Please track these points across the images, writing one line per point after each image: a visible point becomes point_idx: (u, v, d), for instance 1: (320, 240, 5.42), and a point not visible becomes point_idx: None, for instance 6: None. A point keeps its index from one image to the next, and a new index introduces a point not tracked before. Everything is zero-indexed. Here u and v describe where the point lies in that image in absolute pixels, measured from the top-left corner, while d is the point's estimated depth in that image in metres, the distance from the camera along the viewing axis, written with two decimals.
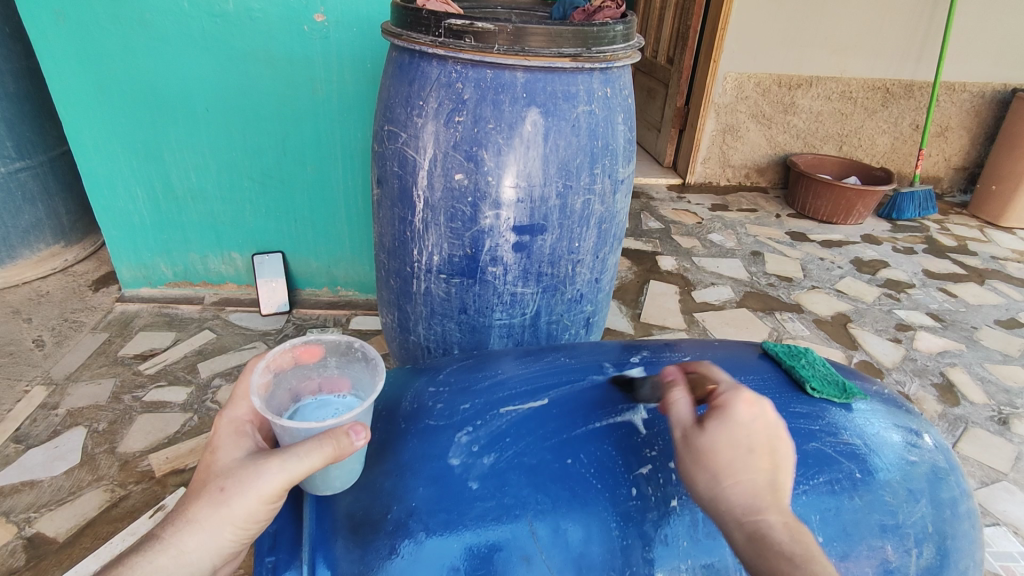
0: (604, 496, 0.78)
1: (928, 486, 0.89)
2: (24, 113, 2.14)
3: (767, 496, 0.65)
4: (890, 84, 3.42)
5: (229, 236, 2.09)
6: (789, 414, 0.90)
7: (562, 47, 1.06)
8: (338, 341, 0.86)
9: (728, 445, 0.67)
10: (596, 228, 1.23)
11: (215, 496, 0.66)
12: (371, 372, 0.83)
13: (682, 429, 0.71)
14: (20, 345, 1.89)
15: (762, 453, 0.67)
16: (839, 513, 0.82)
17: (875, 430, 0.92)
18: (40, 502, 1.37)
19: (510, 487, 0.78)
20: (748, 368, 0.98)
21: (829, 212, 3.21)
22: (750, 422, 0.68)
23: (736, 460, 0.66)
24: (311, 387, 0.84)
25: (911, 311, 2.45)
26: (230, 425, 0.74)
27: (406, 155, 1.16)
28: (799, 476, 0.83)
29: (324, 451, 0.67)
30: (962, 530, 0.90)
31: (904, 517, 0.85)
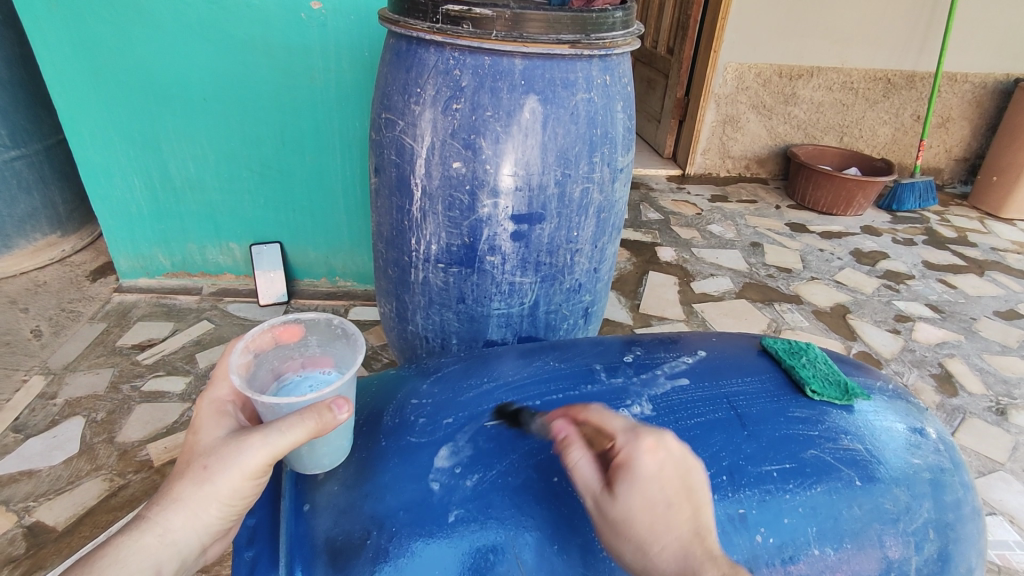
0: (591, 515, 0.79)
1: (931, 491, 0.88)
2: (19, 101, 2.12)
3: (695, 548, 0.64)
4: (892, 74, 3.40)
5: (227, 226, 2.08)
6: (787, 419, 0.90)
7: (561, 33, 1.04)
8: (317, 319, 0.87)
9: (643, 508, 0.65)
10: (594, 218, 1.22)
11: (198, 474, 0.65)
12: (351, 348, 0.85)
13: (593, 497, 0.69)
14: (17, 335, 1.89)
15: (679, 504, 0.66)
16: (838, 522, 0.82)
17: (875, 434, 0.92)
18: (40, 491, 1.37)
19: (494, 509, 0.78)
20: (746, 369, 0.99)
21: (829, 204, 3.21)
22: (656, 473, 0.67)
23: (656, 521, 0.65)
24: (294, 366, 0.85)
25: (910, 302, 2.44)
26: (212, 406, 0.74)
27: (404, 144, 1.15)
28: (797, 486, 0.83)
29: (306, 426, 0.68)
30: (965, 530, 0.90)
31: (904, 525, 0.85)
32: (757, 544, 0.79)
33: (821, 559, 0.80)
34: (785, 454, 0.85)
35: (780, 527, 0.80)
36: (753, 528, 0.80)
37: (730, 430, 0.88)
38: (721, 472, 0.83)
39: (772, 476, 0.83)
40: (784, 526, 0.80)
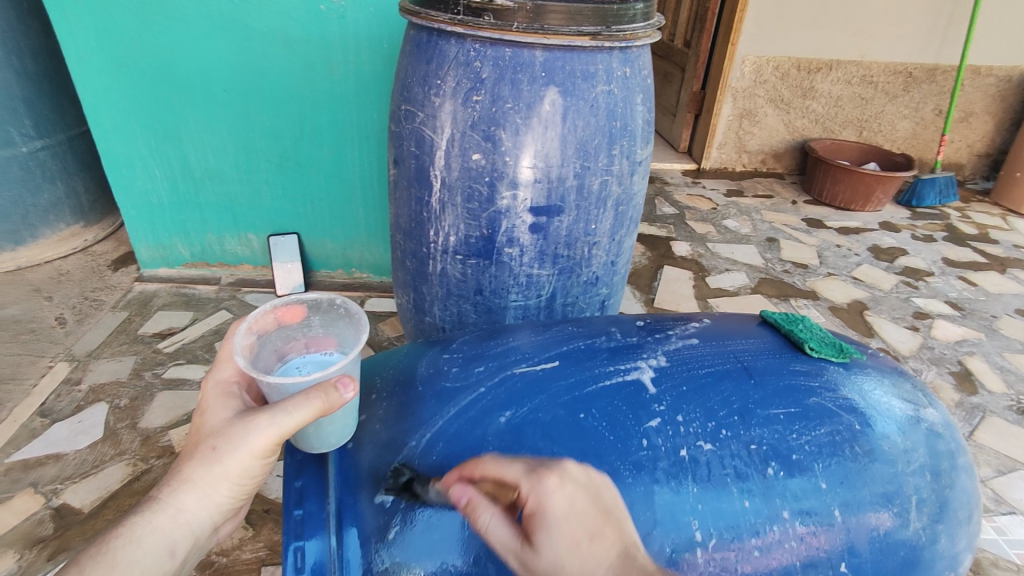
0: (617, 446, 0.81)
1: (927, 439, 0.90)
2: (43, 93, 2.15)
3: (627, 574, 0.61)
4: (913, 68, 3.35)
5: (245, 217, 2.11)
6: (789, 371, 0.92)
7: (582, 25, 1.04)
8: (319, 300, 0.87)
9: (566, 550, 0.62)
10: (612, 211, 1.22)
11: (207, 455, 0.67)
12: (353, 328, 0.85)
13: (515, 555, 0.65)
14: (42, 322, 1.93)
15: (599, 532, 0.63)
16: (841, 461, 0.83)
17: (873, 387, 0.93)
18: (66, 475, 1.41)
19: (527, 440, 0.82)
20: (752, 334, 1.00)
21: (847, 198, 3.17)
22: (568, 509, 0.63)
23: (583, 561, 0.61)
24: (297, 348, 0.85)
25: (929, 299, 2.41)
26: (217, 387, 0.76)
27: (424, 135, 1.16)
28: (801, 428, 0.85)
29: (312, 404, 0.67)
30: (963, 480, 0.91)
31: (904, 466, 0.86)
32: (770, 477, 0.80)
33: (827, 494, 0.81)
34: (789, 400, 0.88)
35: (790, 462, 0.82)
36: (763, 461, 0.81)
37: (738, 378, 0.90)
38: (733, 412, 0.85)
39: (779, 418, 0.85)
40: (791, 461, 0.82)
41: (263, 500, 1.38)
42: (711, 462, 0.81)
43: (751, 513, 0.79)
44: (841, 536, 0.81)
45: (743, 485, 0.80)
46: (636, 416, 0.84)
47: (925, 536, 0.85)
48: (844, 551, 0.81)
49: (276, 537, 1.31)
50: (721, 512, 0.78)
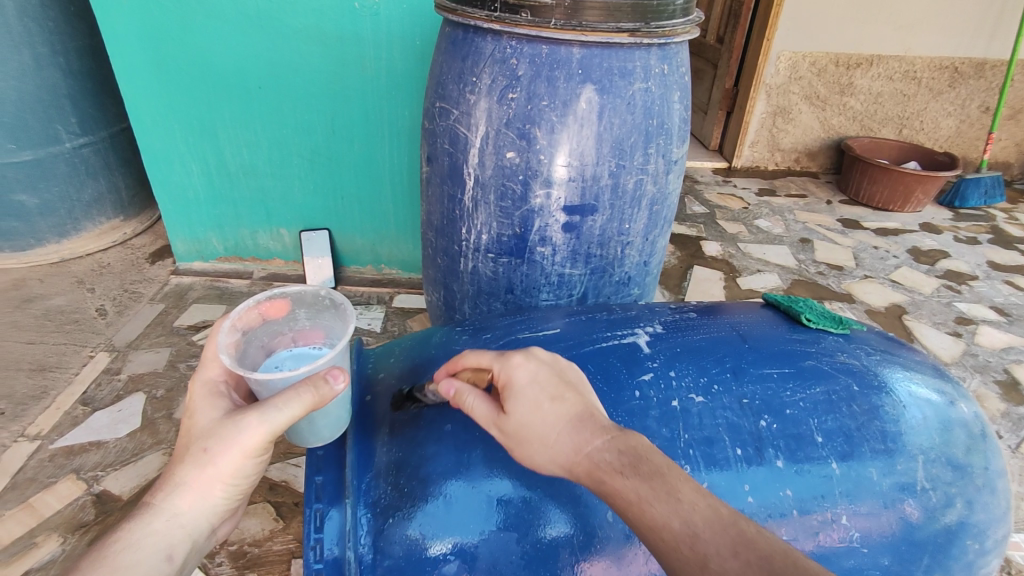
0: (610, 395, 0.87)
1: (931, 405, 0.93)
2: (87, 90, 2.21)
3: (588, 427, 0.67)
4: (959, 63, 3.23)
5: (278, 212, 2.14)
6: (788, 339, 0.99)
7: (620, 22, 1.02)
8: (303, 293, 0.88)
9: (532, 409, 0.69)
10: (647, 210, 1.20)
11: (200, 457, 0.67)
12: (339, 318, 0.86)
13: (494, 424, 0.71)
14: (84, 313, 1.99)
15: (559, 392, 0.70)
16: (841, 418, 0.88)
17: (869, 354, 0.99)
18: (106, 462, 1.45)
19: None
20: (749, 311, 1.07)
21: (885, 198, 3.07)
22: (529, 376, 0.71)
23: (546, 417, 0.68)
24: (284, 341, 0.85)
25: (972, 304, 2.33)
26: (204, 387, 0.74)
27: (458, 133, 1.15)
28: (797, 386, 0.90)
29: (302, 399, 0.67)
30: (975, 447, 0.93)
31: (906, 425, 0.90)
32: (761, 429, 0.85)
33: (825, 448, 0.85)
34: (784, 362, 0.93)
35: (782, 416, 0.86)
36: (755, 414, 0.86)
37: (734, 343, 0.96)
38: (726, 370, 0.91)
39: (773, 375, 0.91)
40: (784, 415, 0.87)
41: (294, 493, 1.40)
42: (703, 413, 0.86)
43: (743, 461, 0.82)
44: (839, 486, 0.83)
45: (735, 434, 0.84)
46: (630, 370, 0.91)
47: (934, 496, 0.87)
48: (845, 501, 0.83)
49: None
50: (714, 457, 0.82)
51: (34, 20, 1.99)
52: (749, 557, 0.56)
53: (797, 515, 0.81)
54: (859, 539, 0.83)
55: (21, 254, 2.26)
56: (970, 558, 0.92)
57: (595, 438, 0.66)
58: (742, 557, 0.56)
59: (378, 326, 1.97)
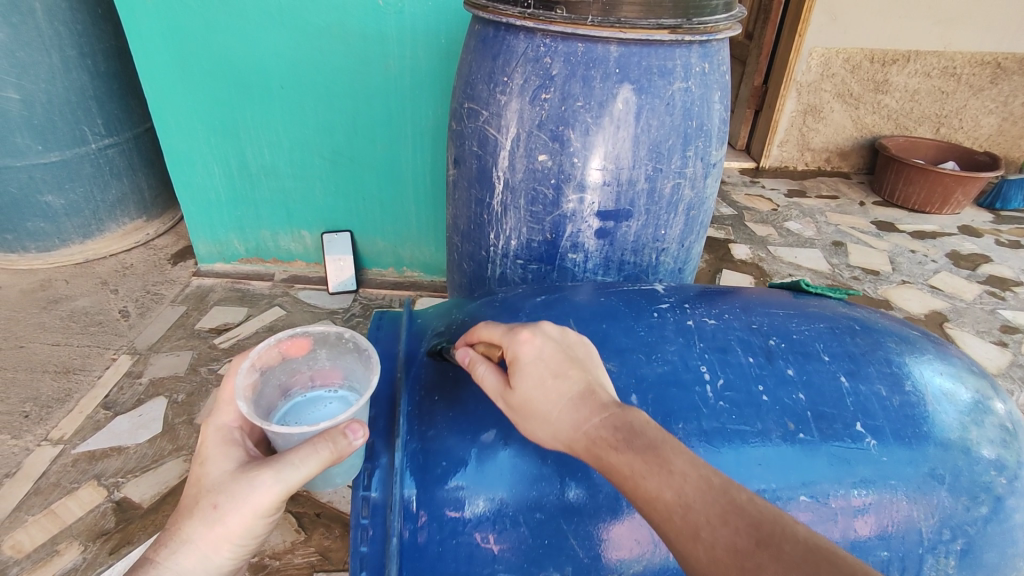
0: (632, 315, 0.91)
1: (932, 348, 0.94)
2: (112, 91, 2.21)
3: (586, 404, 0.65)
4: (1001, 59, 3.10)
5: (299, 214, 2.11)
6: (797, 300, 1.00)
7: (661, 18, 0.97)
8: (327, 333, 0.83)
9: (535, 389, 0.66)
10: (683, 216, 1.15)
11: (209, 514, 0.64)
12: (363, 365, 0.81)
13: (501, 398, 0.69)
14: (108, 315, 1.98)
15: (567, 369, 0.67)
16: (842, 344, 0.89)
17: (869, 312, 1.01)
18: (127, 468, 1.43)
19: (554, 309, 0.93)
20: (770, 292, 1.03)
21: (922, 200, 2.96)
22: (537, 355, 0.67)
23: (550, 394, 0.66)
24: (301, 380, 0.82)
25: (1018, 311, 2.22)
26: (217, 435, 0.70)
27: (487, 135, 1.11)
28: (800, 322, 0.92)
29: (320, 455, 0.63)
30: (987, 390, 0.91)
31: (910, 358, 0.90)
32: (771, 345, 0.87)
33: (831, 364, 0.85)
34: (790, 307, 0.96)
35: (790, 338, 0.88)
36: (764, 334, 0.88)
37: (742, 296, 0.99)
38: (735, 306, 0.95)
39: (779, 314, 0.94)
40: (792, 338, 0.88)
41: (315, 503, 1.37)
42: (715, 331, 0.88)
43: (755, 365, 0.84)
44: (849, 398, 0.82)
45: (746, 346, 0.86)
46: (648, 300, 0.95)
47: (950, 420, 0.84)
48: (857, 411, 0.81)
49: (328, 542, 1.30)
50: (729, 361, 0.84)
51: (61, 21, 1.99)
52: (739, 524, 0.54)
53: (812, 418, 0.79)
54: (876, 448, 0.78)
55: (46, 254, 2.27)
56: (1010, 506, 0.82)
57: (594, 416, 0.64)
58: (732, 525, 0.54)
59: None
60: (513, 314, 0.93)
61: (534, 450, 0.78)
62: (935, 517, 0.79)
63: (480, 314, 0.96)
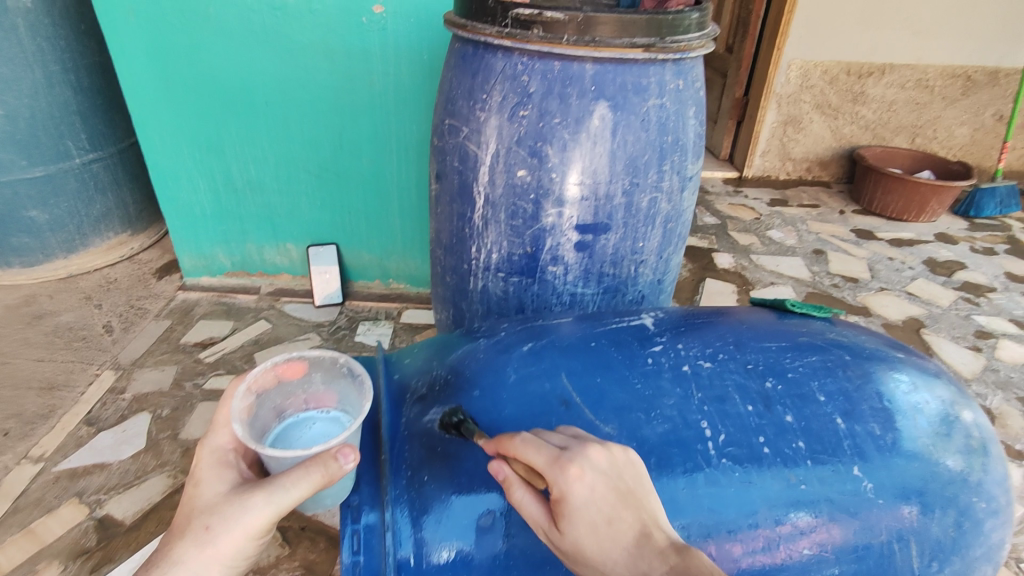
0: (625, 361, 0.91)
1: (916, 369, 0.95)
2: (96, 106, 2.21)
3: (645, 553, 0.61)
4: (972, 71, 3.18)
5: (285, 228, 2.12)
6: (784, 325, 1.01)
7: (635, 37, 1.00)
8: (322, 357, 0.85)
9: (587, 534, 0.62)
10: (661, 228, 1.17)
11: (200, 535, 0.65)
12: (357, 389, 0.83)
13: (546, 531, 0.66)
14: (91, 330, 1.97)
15: (620, 512, 0.62)
16: (836, 382, 0.89)
17: (853, 333, 1.02)
18: (110, 485, 1.42)
19: (545, 359, 0.92)
20: (753, 315, 1.05)
21: (899, 209, 3.03)
22: (589, 495, 0.62)
23: (604, 543, 0.62)
24: (296, 404, 0.84)
25: (992, 317, 2.28)
26: (212, 456, 0.72)
27: (468, 151, 1.13)
28: (792, 356, 0.93)
29: (310, 478, 0.65)
30: (968, 408, 0.93)
31: (898, 388, 0.91)
32: (768, 389, 0.87)
33: (828, 406, 0.86)
34: (781, 337, 0.96)
35: (785, 378, 0.89)
36: (760, 376, 0.89)
37: (731, 325, 1.00)
38: (728, 342, 0.95)
39: (772, 347, 0.94)
40: (787, 377, 0.89)
41: (300, 517, 1.37)
42: (712, 376, 0.88)
43: (755, 415, 0.84)
44: (846, 441, 0.83)
45: (744, 393, 0.86)
46: (641, 342, 0.95)
47: (938, 455, 0.86)
48: (854, 454, 0.83)
49: (312, 556, 1.29)
50: (728, 413, 0.84)
51: (44, 37, 2.00)
52: None
53: (811, 465, 0.81)
54: (873, 492, 0.82)
55: (28, 270, 2.25)
56: (986, 525, 0.89)
57: (654, 568, 0.60)
58: None
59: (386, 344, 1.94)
60: (501, 372, 0.91)
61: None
62: (925, 550, 0.84)
63: (465, 369, 0.94)
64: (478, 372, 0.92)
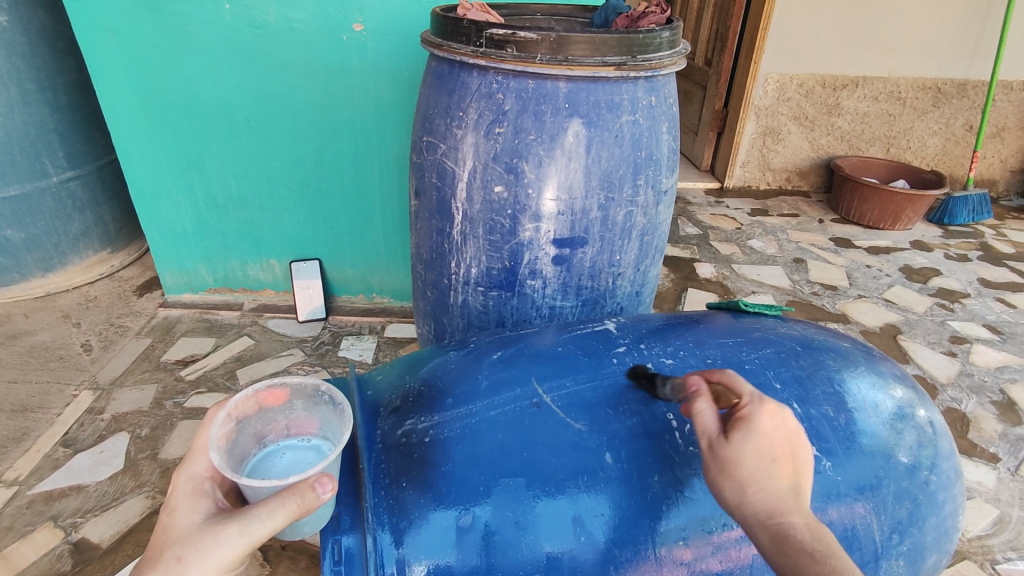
0: (591, 363, 0.93)
1: (862, 357, 0.99)
2: (74, 124, 2.20)
3: (790, 501, 0.65)
4: (942, 84, 3.27)
5: (267, 244, 2.12)
6: (741, 323, 1.04)
7: (606, 55, 1.02)
8: (303, 385, 0.85)
9: (753, 458, 0.66)
10: (637, 241, 1.19)
11: (170, 567, 0.63)
12: (337, 419, 0.82)
13: (708, 440, 0.70)
14: (69, 349, 1.95)
15: (784, 461, 0.67)
16: (789, 369, 0.93)
17: (805, 328, 1.07)
18: (86, 508, 1.40)
19: (514, 364, 0.94)
20: (713, 316, 1.08)
21: (876, 218, 3.09)
22: (772, 432, 0.68)
23: (761, 469, 0.66)
24: (277, 430, 0.84)
25: (966, 322, 2.33)
26: (188, 485, 0.72)
27: (445, 167, 1.15)
28: (746, 351, 0.96)
29: (286, 510, 0.65)
30: (913, 392, 0.97)
31: (847, 373, 0.95)
32: None
33: (782, 392, 0.89)
34: (736, 334, 1.00)
35: (742, 369, 0.92)
36: (718, 368, 0.92)
37: (690, 325, 1.03)
38: (687, 340, 0.98)
39: (728, 343, 0.97)
40: (743, 368, 0.92)
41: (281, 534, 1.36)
42: (674, 370, 0.91)
43: None
44: (803, 424, 0.86)
45: None
46: (605, 345, 0.97)
47: (887, 431, 0.89)
48: (811, 436, 0.85)
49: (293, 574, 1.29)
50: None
51: (21, 56, 1.99)
52: None
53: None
54: (832, 469, 0.83)
55: (5, 289, 2.23)
56: (940, 499, 0.91)
57: (792, 514, 0.64)
58: None
59: (369, 358, 1.94)
60: (474, 378, 0.93)
61: (516, 517, 0.77)
62: (886, 524, 0.85)
63: (437, 381, 0.95)
64: (450, 382, 0.94)
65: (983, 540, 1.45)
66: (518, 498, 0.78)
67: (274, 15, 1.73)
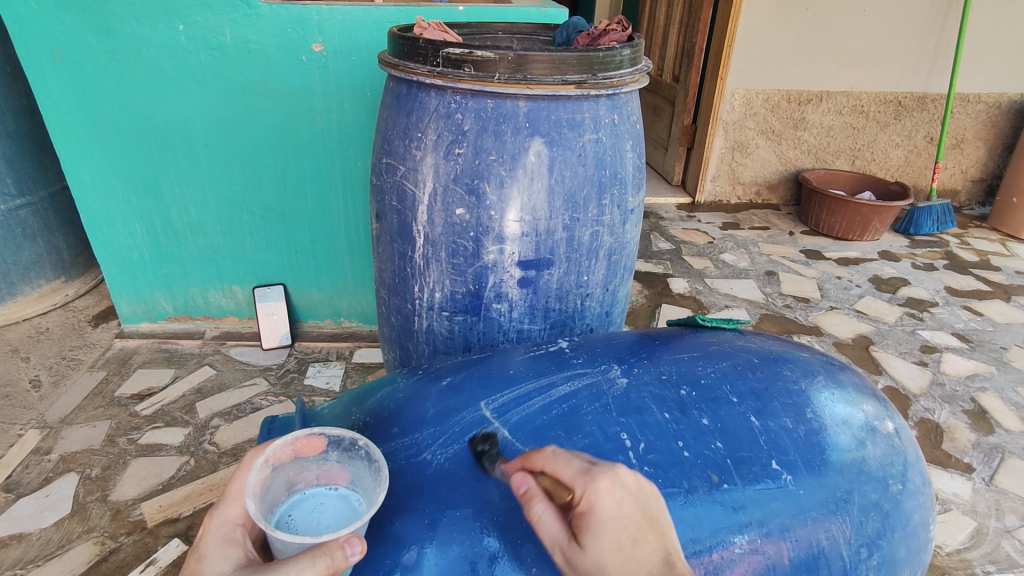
0: (539, 383, 0.90)
1: (820, 365, 0.98)
2: (24, 149, 2.12)
3: None
4: (902, 97, 3.36)
5: (229, 269, 2.05)
6: (703, 339, 1.02)
7: (566, 74, 1.00)
8: (341, 436, 0.75)
9: (612, 556, 0.59)
10: (605, 261, 1.16)
11: None
12: (374, 479, 0.72)
13: (563, 549, 0.61)
14: (15, 386, 1.85)
15: (644, 537, 0.60)
16: (746, 380, 0.91)
17: (762, 341, 1.05)
18: (28, 558, 1.31)
19: (464, 390, 0.90)
20: (671, 333, 1.06)
21: (844, 229, 3.13)
22: (618, 513, 0.59)
23: (627, 562, 0.59)
24: (308, 479, 0.73)
25: (935, 331, 2.35)
26: (218, 531, 0.64)
27: (405, 190, 1.11)
28: (704, 364, 0.93)
29: (315, 568, 0.57)
30: (874, 401, 0.96)
31: (808, 385, 0.93)
32: (682, 396, 0.87)
33: (741, 407, 0.87)
34: (693, 348, 0.98)
35: (698, 385, 0.89)
36: (674, 385, 0.89)
37: (649, 343, 1.01)
38: (643, 358, 0.95)
39: (684, 358, 0.95)
40: (701, 384, 0.89)
41: None
42: (626, 392, 0.88)
43: (671, 422, 0.84)
44: (761, 438, 0.84)
45: (660, 402, 0.86)
46: (559, 365, 0.94)
47: (849, 440, 0.87)
48: (771, 449, 0.83)
49: None
50: (646, 423, 0.83)
51: None
52: None
53: (732, 465, 0.80)
54: (792, 484, 0.81)
55: None
56: (907, 506, 0.88)
57: None
58: None
59: (336, 386, 1.87)
60: (422, 404, 0.89)
61: (466, 551, 0.72)
62: (851, 534, 0.82)
63: (385, 410, 0.91)
64: (398, 410, 0.90)
65: (961, 554, 1.44)
66: (464, 531, 0.73)
67: (231, 36, 1.69)
